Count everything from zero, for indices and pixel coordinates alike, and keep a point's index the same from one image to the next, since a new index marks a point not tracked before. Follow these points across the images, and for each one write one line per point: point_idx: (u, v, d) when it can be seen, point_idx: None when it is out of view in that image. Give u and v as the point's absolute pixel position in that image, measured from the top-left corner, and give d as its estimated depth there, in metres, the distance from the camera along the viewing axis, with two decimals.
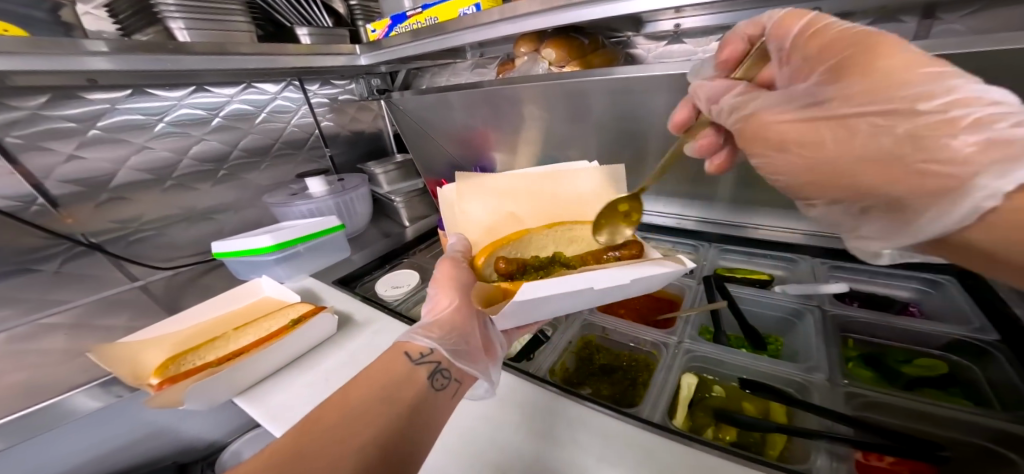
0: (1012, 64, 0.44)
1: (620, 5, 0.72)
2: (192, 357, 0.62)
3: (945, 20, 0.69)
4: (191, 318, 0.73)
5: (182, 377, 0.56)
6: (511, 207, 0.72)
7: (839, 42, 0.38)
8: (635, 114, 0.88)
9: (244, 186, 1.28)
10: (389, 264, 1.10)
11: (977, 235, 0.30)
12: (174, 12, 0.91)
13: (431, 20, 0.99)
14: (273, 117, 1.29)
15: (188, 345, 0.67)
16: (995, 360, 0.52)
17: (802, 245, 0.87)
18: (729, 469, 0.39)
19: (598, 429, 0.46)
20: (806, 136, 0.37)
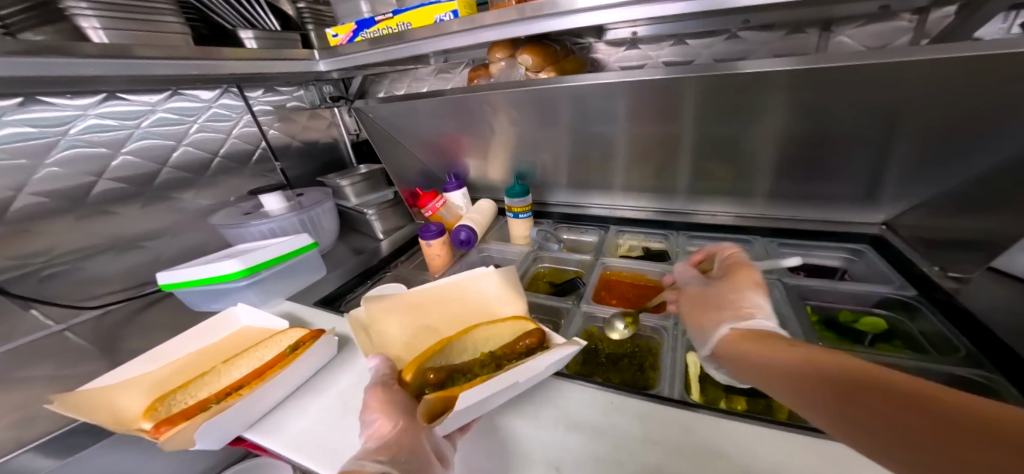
0: (910, 74, 0.56)
1: (570, 20, 0.77)
2: (183, 395, 0.54)
3: (839, 32, 0.86)
4: (164, 356, 0.63)
5: (183, 419, 0.49)
6: (428, 321, 0.68)
7: (736, 268, 0.64)
8: (601, 118, 0.94)
9: (182, 207, 1.12)
10: (370, 280, 1.06)
11: (770, 361, 0.42)
12: (85, 9, 0.76)
13: (403, 27, 0.95)
14: (209, 127, 1.15)
15: (175, 384, 0.58)
16: (923, 313, 0.64)
17: (750, 227, 1.01)
18: (759, 429, 0.45)
19: (636, 411, 0.49)
20: (694, 303, 0.62)
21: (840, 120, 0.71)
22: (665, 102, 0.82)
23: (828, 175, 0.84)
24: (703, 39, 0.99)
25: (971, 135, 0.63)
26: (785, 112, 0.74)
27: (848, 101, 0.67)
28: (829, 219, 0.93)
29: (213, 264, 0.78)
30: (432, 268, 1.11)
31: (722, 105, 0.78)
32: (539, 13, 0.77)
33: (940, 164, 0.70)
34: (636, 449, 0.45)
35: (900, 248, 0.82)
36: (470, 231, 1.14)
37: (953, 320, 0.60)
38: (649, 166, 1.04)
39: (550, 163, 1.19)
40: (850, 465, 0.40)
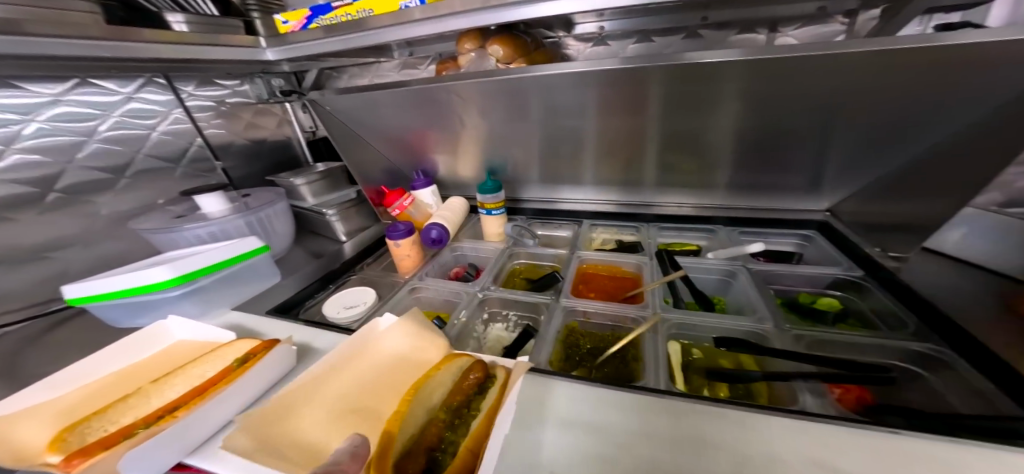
0: (855, 62, 0.61)
1: (533, 8, 0.75)
2: (99, 423, 0.45)
3: (783, 32, 0.92)
4: (78, 381, 0.53)
5: (103, 448, 0.40)
6: (349, 404, 0.50)
7: None
8: (571, 112, 0.94)
9: (99, 212, 0.95)
10: (334, 284, 0.98)
11: None
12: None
13: (364, 13, 0.87)
14: (131, 123, 0.99)
15: (91, 410, 0.48)
16: (868, 289, 0.70)
17: (714, 217, 1.06)
18: (741, 413, 0.46)
19: (630, 406, 0.49)
20: None
21: (794, 113, 0.76)
22: (636, 93, 0.83)
23: (781, 166, 0.90)
24: (668, 35, 1.01)
25: (901, 126, 0.70)
26: (747, 105, 0.78)
27: (800, 95, 0.71)
28: (782, 207, 1.00)
29: (142, 272, 0.67)
30: (402, 270, 1.05)
31: (690, 97, 0.80)
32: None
33: (874, 152, 0.78)
34: (630, 445, 0.44)
35: (844, 232, 0.89)
36: (441, 229, 1.09)
37: (894, 295, 0.65)
38: (619, 160, 1.06)
39: (522, 158, 1.17)
40: (833, 442, 0.41)
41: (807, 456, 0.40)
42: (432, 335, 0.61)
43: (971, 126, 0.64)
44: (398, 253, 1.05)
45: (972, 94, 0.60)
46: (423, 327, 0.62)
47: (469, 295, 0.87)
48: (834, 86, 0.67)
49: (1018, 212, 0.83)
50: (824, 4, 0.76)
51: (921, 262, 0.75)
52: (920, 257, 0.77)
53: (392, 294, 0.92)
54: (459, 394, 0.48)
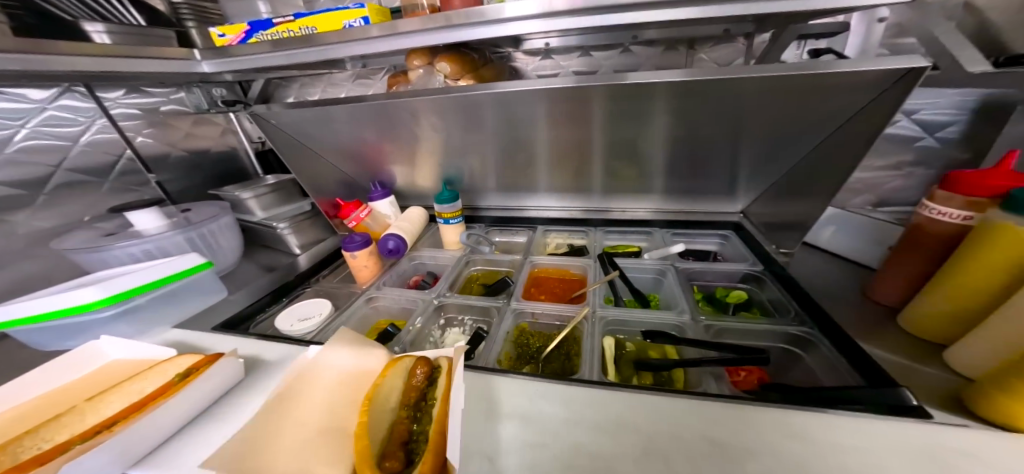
0: (743, 86, 0.72)
1: (502, 28, 0.79)
2: (30, 443, 0.44)
3: (699, 52, 1.04)
4: (2, 403, 0.51)
5: (37, 464, 0.40)
6: (316, 428, 0.48)
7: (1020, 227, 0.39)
8: (519, 124, 1.00)
9: (14, 232, 0.87)
10: (287, 298, 0.97)
11: None
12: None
13: (307, 30, 0.89)
14: (50, 134, 0.91)
15: (19, 432, 0.47)
16: (766, 282, 0.82)
17: (651, 220, 1.17)
18: (649, 397, 0.53)
19: (558, 396, 0.55)
20: None
21: (707, 127, 0.87)
22: (575, 107, 0.91)
23: (702, 173, 1.02)
24: (606, 51, 1.11)
25: (787, 139, 0.83)
26: (672, 119, 0.88)
27: (710, 112, 0.83)
28: (707, 210, 1.13)
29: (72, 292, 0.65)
30: (359, 281, 1.06)
31: (621, 112, 0.89)
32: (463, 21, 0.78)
33: (772, 162, 0.91)
34: (557, 431, 0.50)
35: (752, 231, 1.03)
36: (399, 238, 1.11)
37: (784, 286, 0.77)
38: (567, 168, 1.14)
39: (477, 168, 1.22)
40: (720, 419, 0.49)
41: (697, 433, 0.48)
42: (375, 348, 0.60)
43: (832, 141, 0.78)
44: (354, 265, 1.06)
45: (836, 115, 0.73)
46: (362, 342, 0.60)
47: (425, 302, 0.90)
48: (738, 106, 0.78)
49: (885, 210, 1.01)
50: (728, 27, 0.87)
51: (812, 255, 0.90)
52: (809, 250, 0.92)
53: (348, 304, 0.94)
54: (410, 391, 0.51)
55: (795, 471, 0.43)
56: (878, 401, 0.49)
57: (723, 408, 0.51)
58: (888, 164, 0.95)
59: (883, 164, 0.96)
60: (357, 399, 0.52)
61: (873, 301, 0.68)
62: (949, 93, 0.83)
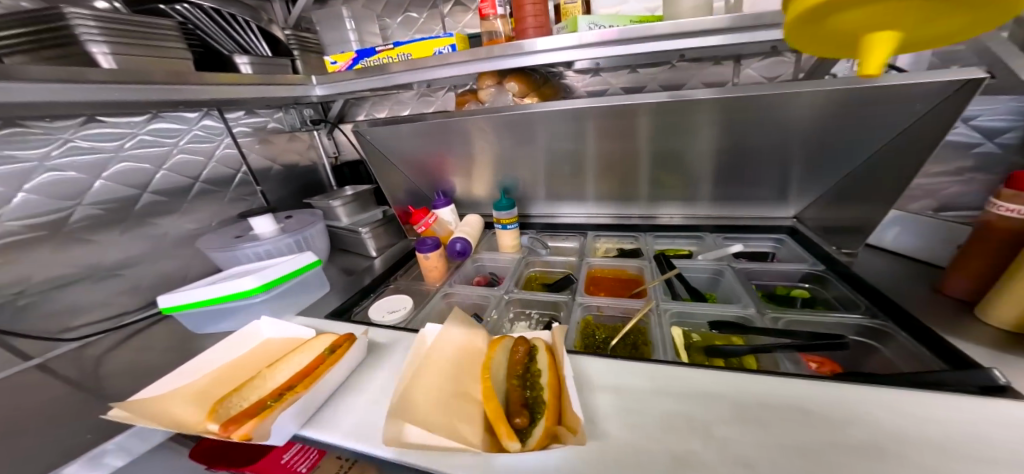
0: (795, 98, 0.79)
1: (528, 58, 0.91)
2: (235, 399, 0.58)
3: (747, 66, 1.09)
4: (199, 368, 0.65)
5: (248, 417, 0.53)
6: (447, 392, 0.57)
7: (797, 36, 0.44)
8: (580, 138, 1.10)
9: (160, 234, 1.03)
10: (373, 293, 1.11)
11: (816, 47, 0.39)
12: (96, 34, 0.67)
13: (404, 56, 1.03)
14: (191, 150, 1.11)
15: (218, 391, 0.61)
16: (831, 282, 0.85)
17: (701, 225, 1.22)
18: (745, 378, 0.54)
19: (648, 371, 0.58)
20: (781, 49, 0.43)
21: (758, 136, 0.93)
22: (624, 122, 1.00)
23: (755, 181, 1.07)
24: (653, 68, 1.18)
25: (841, 147, 0.88)
26: (721, 131, 0.95)
27: (763, 124, 0.89)
28: (758, 216, 1.17)
29: (230, 283, 0.80)
30: (430, 281, 1.19)
31: (668, 124, 0.97)
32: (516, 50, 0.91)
33: (823, 168, 0.95)
34: (658, 400, 0.52)
35: (808, 234, 1.06)
36: (465, 242, 1.23)
37: (850, 283, 0.80)
38: (615, 178, 1.23)
39: (531, 178, 1.33)
40: (818, 396, 0.49)
41: (794, 405, 0.48)
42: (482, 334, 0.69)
43: (891, 147, 0.82)
44: (422, 263, 1.19)
45: (895, 123, 0.77)
46: (472, 325, 0.69)
47: (497, 297, 1.01)
48: (796, 116, 0.84)
49: (946, 214, 1.02)
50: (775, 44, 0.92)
51: (874, 257, 0.92)
52: (873, 252, 0.94)
53: (425, 302, 1.06)
54: (515, 363, 0.60)
55: (899, 440, 0.43)
56: (968, 383, 0.50)
57: (807, 384, 0.51)
58: (946, 170, 0.97)
59: (940, 170, 0.98)
60: (476, 373, 0.61)
61: (946, 295, 0.70)
62: (1010, 100, 0.85)
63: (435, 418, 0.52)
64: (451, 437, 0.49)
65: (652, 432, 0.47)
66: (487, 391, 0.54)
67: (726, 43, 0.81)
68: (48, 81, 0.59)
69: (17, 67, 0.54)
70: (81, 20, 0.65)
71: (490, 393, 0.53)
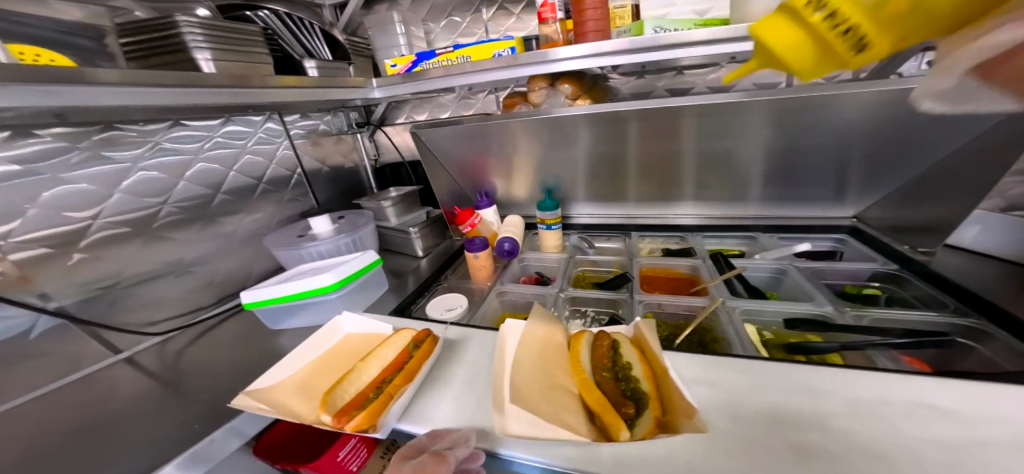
0: (863, 97, 0.80)
1: (552, 65, 0.95)
2: (339, 391, 0.63)
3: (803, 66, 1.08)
4: (297, 361, 0.70)
5: (357, 411, 0.58)
6: (545, 384, 0.58)
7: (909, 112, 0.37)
8: (634, 139, 1.10)
9: (228, 232, 1.08)
10: (427, 293, 1.14)
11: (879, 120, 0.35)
12: (200, 41, 0.73)
13: (463, 58, 1.08)
14: (255, 152, 1.16)
15: (318, 384, 0.66)
16: (908, 281, 0.84)
17: (752, 225, 1.21)
18: (848, 374, 0.54)
19: (743, 367, 0.58)
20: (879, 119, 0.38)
21: (815, 136, 0.93)
22: (675, 122, 1.01)
23: (812, 181, 1.06)
24: (702, 69, 1.17)
25: (913, 147, 0.87)
26: (775, 131, 0.96)
27: (821, 124, 0.90)
28: (816, 215, 1.17)
29: (311, 279, 0.86)
30: (479, 280, 1.21)
31: (719, 126, 0.99)
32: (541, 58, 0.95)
33: (888, 167, 0.95)
34: (761, 392, 0.52)
35: (873, 234, 1.05)
36: (513, 241, 1.26)
37: (932, 282, 0.80)
38: (660, 179, 1.24)
39: (577, 179, 1.34)
40: (931, 394, 0.49)
41: (910, 401, 0.48)
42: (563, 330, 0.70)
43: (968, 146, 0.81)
44: (471, 262, 1.21)
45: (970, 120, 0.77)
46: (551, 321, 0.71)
47: (553, 295, 1.03)
48: (860, 115, 0.84)
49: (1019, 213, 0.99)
50: None
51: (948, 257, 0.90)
52: (951, 251, 0.93)
53: (479, 303, 1.08)
54: (602, 354, 0.60)
55: None
56: None
57: (919, 382, 0.51)
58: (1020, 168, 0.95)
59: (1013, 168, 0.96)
60: (564, 368, 0.62)
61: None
62: None
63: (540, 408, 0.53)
64: (559, 427, 0.49)
65: (759, 423, 0.48)
66: (585, 382, 0.54)
67: None
68: (168, 85, 0.65)
69: (142, 72, 0.59)
70: (191, 27, 0.72)
71: (589, 384, 0.54)
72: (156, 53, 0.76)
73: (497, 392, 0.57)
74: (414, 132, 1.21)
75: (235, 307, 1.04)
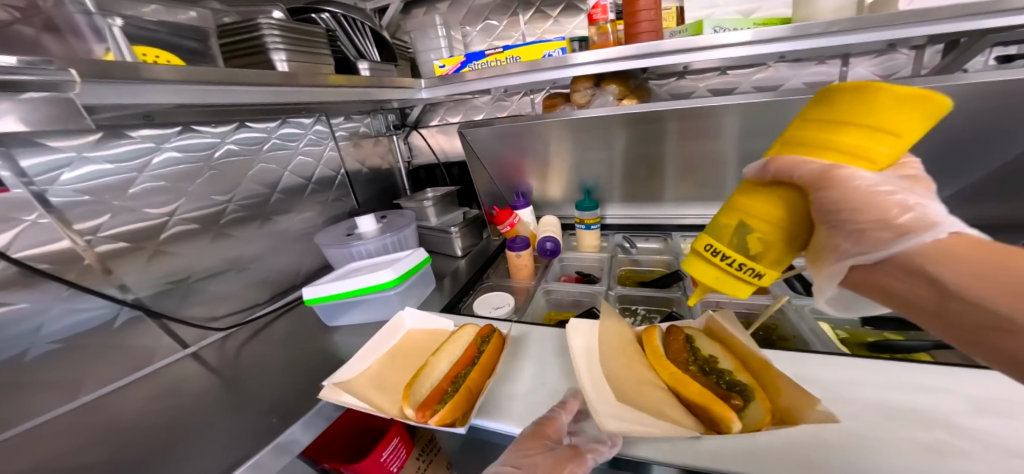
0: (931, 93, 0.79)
1: (572, 69, 1.01)
2: (416, 385, 0.64)
3: (855, 64, 1.07)
4: (366, 356, 0.71)
5: (439, 405, 0.59)
6: (630, 382, 0.57)
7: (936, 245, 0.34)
8: (682, 138, 1.10)
9: (280, 230, 1.10)
10: (472, 292, 1.15)
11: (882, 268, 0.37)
12: (279, 43, 0.77)
13: (513, 59, 1.11)
14: (305, 153, 1.20)
15: (392, 379, 0.67)
16: None
17: None
18: (950, 371, 0.52)
19: (835, 364, 0.57)
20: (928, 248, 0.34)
21: None
22: (727, 121, 1.00)
23: None
24: (747, 69, 1.17)
25: (982, 142, 0.86)
26: None
27: None
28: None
29: (371, 275, 0.88)
30: (523, 279, 1.21)
31: (764, 123, 0.99)
32: (555, 64, 1.01)
33: (954, 163, 0.92)
34: (861, 386, 0.52)
35: None
36: (555, 241, 1.27)
37: None
38: (705, 179, 1.23)
39: (618, 180, 1.34)
40: None
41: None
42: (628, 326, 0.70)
43: None
44: (512, 261, 1.22)
45: None
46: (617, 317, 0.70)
47: (603, 293, 1.04)
48: None
49: None
50: (895, 41, 0.89)
51: None
52: None
53: (524, 303, 1.08)
54: (678, 348, 0.60)
55: None
56: None
57: None
58: None
59: None
60: (640, 362, 0.61)
61: None
62: None
63: (636, 408, 0.52)
64: (663, 426, 0.48)
65: (867, 419, 0.46)
66: (677, 376, 0.54)
67: (819, 47, 0.84)
68: (253, 83, 0.67)
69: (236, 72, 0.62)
70: (271, 30, 0.76)
71: (682, 378, 0.53)
72: (236, 56, 0.80)
73: (584, 391, 0.57)
74: (462, 132, 1.22)
75: (287, 304, 1.07)
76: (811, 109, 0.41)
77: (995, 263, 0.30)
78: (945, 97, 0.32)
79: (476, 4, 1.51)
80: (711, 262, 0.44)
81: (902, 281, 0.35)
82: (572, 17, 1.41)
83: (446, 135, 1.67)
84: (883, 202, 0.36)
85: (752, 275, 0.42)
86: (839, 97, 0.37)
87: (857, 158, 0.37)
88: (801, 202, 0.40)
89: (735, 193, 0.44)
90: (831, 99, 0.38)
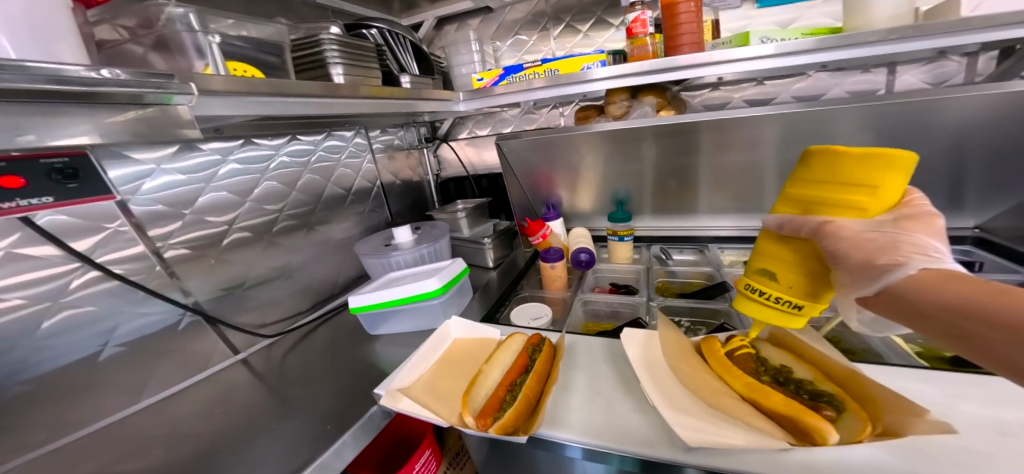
0: (987, 102, 0.77)
1: (594, 85, 1.05)
2: (473, 394, 0.62)
3: (900, 72, 1.06)
4: (416, 365, 0.70)
5: (498, 413, 0.57)
6: (700, 391, 0.56)
7: (954, 284, 0.34)
8: (723, 148, 1.08)
9: (323, 240, 1.13)
10: (507, 303, 1.14)
11: (911, 290, 0.37)
12: (336, 57, 0.81)
13: (551, 72, 1.13)
14: (346, 165, 1.24)
15: (446, 388, 0.66)
16: None
17: None
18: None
19: (914, 380, 0.55)
20: (944, 283, 0.35)
21: (918, 144, 0.91)
22: (770, 132, 0.99)
23: (920, 189, 1.02)
24: (786, 79, 1.16)
25: None
26: (880, 138, 0.93)
27: (926, 132, 0.88)
28: None
29: (416, 284, 0.88)
30: (559, 290, 1.20)
31: (804, 133, 0.97)
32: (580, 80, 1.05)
33: (1015, 172, 0.89)
34: (947, 404, 0.50)
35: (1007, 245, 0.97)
36: (589, 252, 1.25)
37: None
38: (739, 191, 1.22)
39: (651, 192, 1.32)
40: None
41: None
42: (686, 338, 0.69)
43: None
44: (546, 272, 1.20)
45: None
46: (673, 329, 0.70)
47: (644, 304, 1.03)
48: (982, 123, 0.82)
49: None
50: (945, 50, 0.88)
51: None
52: None
53: (561, 315, 1.06)
54: (746, 357, 0.59)
55: None
56: None
57: None
58: None
59: None
60: (707, 371, 0.60)
61: None
62: None
63: (713, 419, 0.51)
64: (748, 435, 0.47)
65: (965, 440, 0.44)
66: (753, 386, 0.52)
67: (861, 58, 0.85)
68: (314, 94, 0.70)
69: (296, 84, 0.64)
70: (330, 45, 0.80)
71: (760, 388, 0.52)
72: (297, 70, 0.84)
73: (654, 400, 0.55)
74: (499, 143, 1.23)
75: (328, 312, 1.08)
76: (798, 173, 0.50)
77: (945, 286, 0.35)
78: (905, 150, 0.38)
79: (507, 19, 1.56)
80: (749, 298, 0.52)
81: (895, 305, 0.39)
82: (603, 31, 1.44)
83: (475, 147, 1.70)
84: (870, 248, 0.39)
85: (791, 306, 0.48)
86: (812, 160, 0.46)
87: (846, 207, 0.43)
88: (809, 249, 0.47)
89: (758, 240, 0.53)
90: (808, 163, 0.47)
